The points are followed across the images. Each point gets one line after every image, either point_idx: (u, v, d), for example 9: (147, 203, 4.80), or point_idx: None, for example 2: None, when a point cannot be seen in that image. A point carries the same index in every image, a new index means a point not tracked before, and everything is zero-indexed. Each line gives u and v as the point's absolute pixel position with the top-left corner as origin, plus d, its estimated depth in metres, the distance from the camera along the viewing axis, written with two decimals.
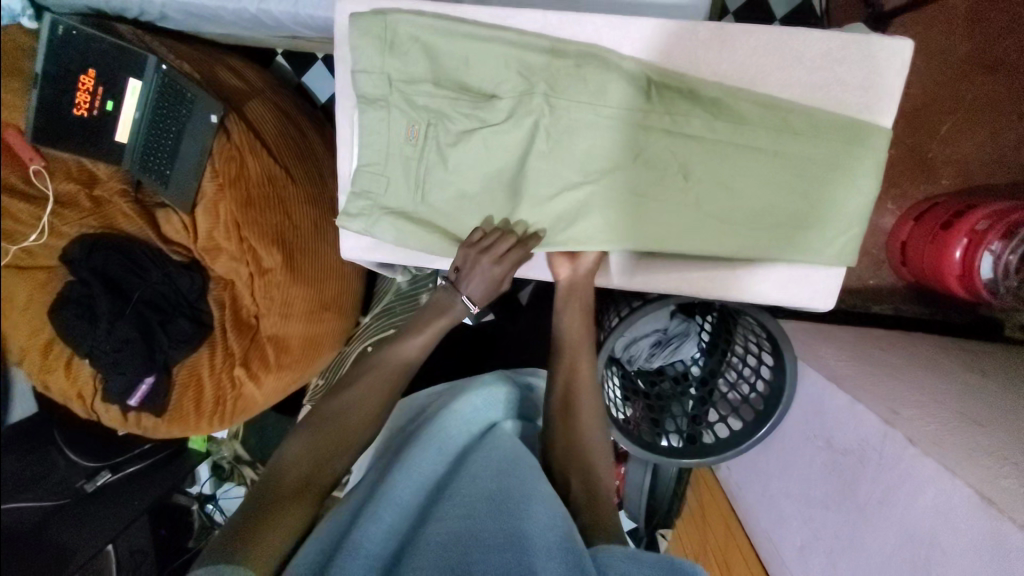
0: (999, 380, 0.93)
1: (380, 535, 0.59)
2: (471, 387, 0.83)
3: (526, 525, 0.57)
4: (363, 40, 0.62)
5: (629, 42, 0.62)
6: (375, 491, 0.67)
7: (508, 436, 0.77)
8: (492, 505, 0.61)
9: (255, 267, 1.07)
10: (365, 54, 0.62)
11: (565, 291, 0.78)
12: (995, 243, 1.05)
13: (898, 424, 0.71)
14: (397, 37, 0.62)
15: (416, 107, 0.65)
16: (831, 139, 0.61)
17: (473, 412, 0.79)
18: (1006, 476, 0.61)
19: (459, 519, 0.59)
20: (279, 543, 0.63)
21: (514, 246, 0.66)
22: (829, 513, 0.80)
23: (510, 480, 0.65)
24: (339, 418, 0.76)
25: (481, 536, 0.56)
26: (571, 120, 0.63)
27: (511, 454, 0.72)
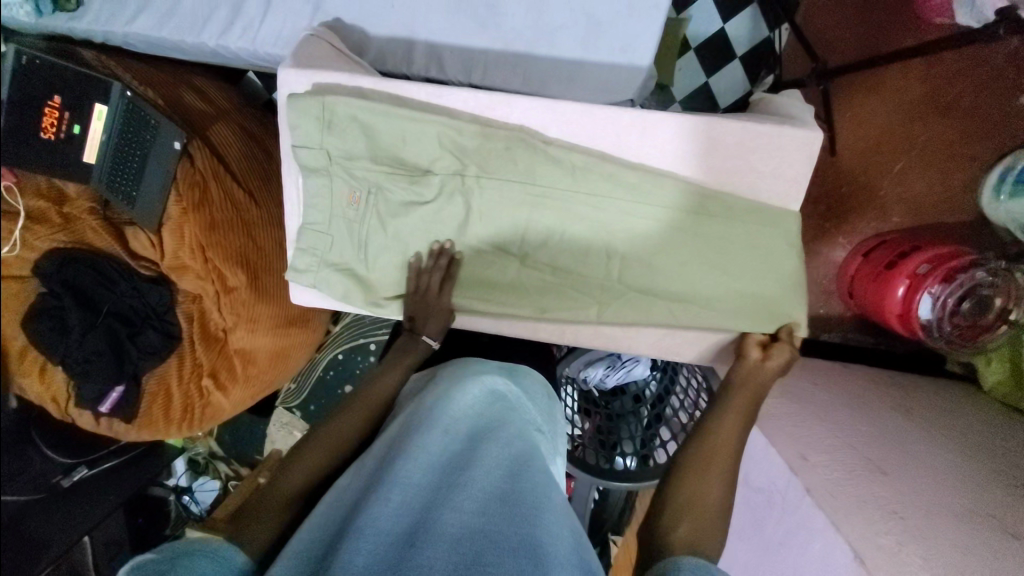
0: (919, 419, 0.99)
1: (391, 518, 0.61)
2: (474, 377, 0.80)
3: (538, 531, 0.61)
4: (301, 118, 0.65)
5: (556, 125, 0.66)
6: (379, 476, 0.67)
7: (521, 424, 0.75)
8: (507, 507, 0.63)
9: (220, 286, 1.10)
10: (304, 129, 0.65)
11: (741, 376, 0.70)
12: (935, 286, 1.10)
13: (802, 473, 0.78)
14: (335, 116, 0.64)
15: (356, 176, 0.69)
16: (742, 222, 0.66)
17: (474, 403, 0.77)
18: (886, 533, 0.68)
19: (472, 516, 0.61)
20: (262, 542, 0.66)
21: (447, 279, 0.71)
22: (741, 544, 0.87)
23: (521, 477, 0.67)
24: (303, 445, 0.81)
25: (494, 537, 0.59)
26: (500, 198, 0.67)
27: (523, 449, 0.71)
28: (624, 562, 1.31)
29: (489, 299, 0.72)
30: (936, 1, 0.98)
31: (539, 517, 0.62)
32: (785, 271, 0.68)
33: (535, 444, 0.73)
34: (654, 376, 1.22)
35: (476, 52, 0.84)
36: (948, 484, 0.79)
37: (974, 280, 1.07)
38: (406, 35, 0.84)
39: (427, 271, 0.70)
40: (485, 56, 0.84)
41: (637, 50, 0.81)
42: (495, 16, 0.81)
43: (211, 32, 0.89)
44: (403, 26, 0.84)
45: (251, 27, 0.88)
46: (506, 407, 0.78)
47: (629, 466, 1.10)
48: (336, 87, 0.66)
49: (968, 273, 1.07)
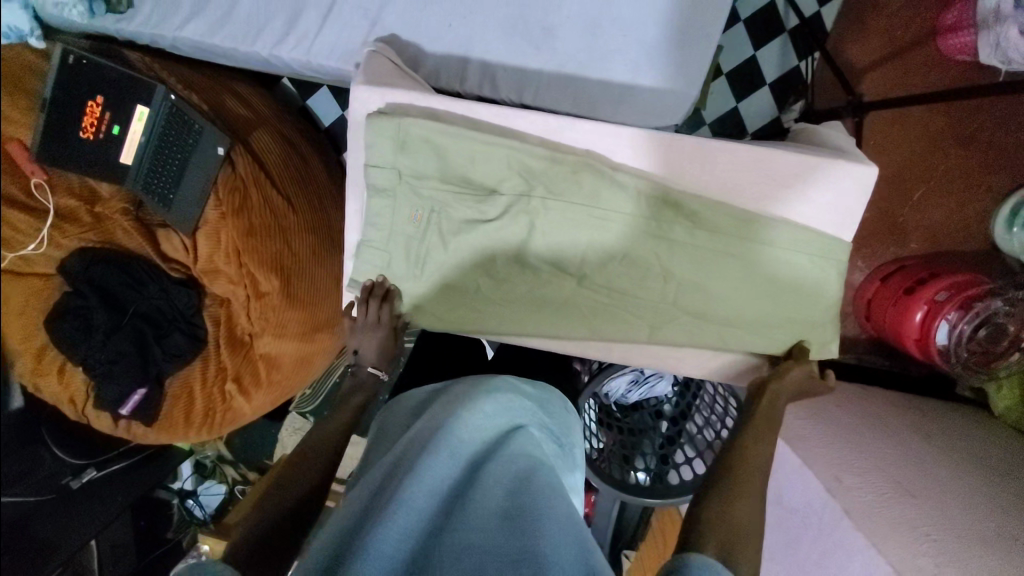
0: (940, 443, 1.02)
1: (394, 538, 0.60)
2: (485, 390, 0.79)
3: (540, 542, 0.59)
4: (378, 137, 0.67)
5: (621, 151, 0.68)
6: (384, 493, 0.66)
7: (530, 439, 0.74)
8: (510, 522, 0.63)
9: (253, 290, 1.10)
10: (378, 150, 0.67)
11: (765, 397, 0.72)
12: (953, 314, 1.12)
13: (839, 495, 0.80)
14: (409, 138, 0.66)
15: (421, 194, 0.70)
16: (797, 252, 0.68)
17: (482, 419, 0.75)
18: (924, 554, 0.70)
19: (473, 533, 0.61)
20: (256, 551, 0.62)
21: (388, 305, 0.75)
22: (773, 562, 0.89)
23: (525, 491, 0.65)
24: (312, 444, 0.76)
25: (496, 552, 0.59)
26: (563, 220, 0.68)
27: (529, 464, 0.69)
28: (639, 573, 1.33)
29: (544, 317, 0.74)
30: (959, 39, 1.05)
31: (540, 528, 0.61)
32: (836, 300, 0.70)
33: (541, 459, 0.71)
34: (674, 393, 1.23)
35: (530, 72, 0.85)
36: (978, 508, 0.81)
37: (989, 309, 1.11)
38: (460, 53, 0.86)
39: (375, 295, 0.75)
40: (537, 77, 0.86)
41: (687, 76, 0.83)
42: (551, 39, 0.84)
43: (265, 41, 0.90)
44: (458, 44, 0.85)
45: (305, 39, 0.89)
46: (517, 421, 0.77)
47: (643, 477, 1.12)
48: (411, 107, 0.68)
49: (983, 303, 1.11)
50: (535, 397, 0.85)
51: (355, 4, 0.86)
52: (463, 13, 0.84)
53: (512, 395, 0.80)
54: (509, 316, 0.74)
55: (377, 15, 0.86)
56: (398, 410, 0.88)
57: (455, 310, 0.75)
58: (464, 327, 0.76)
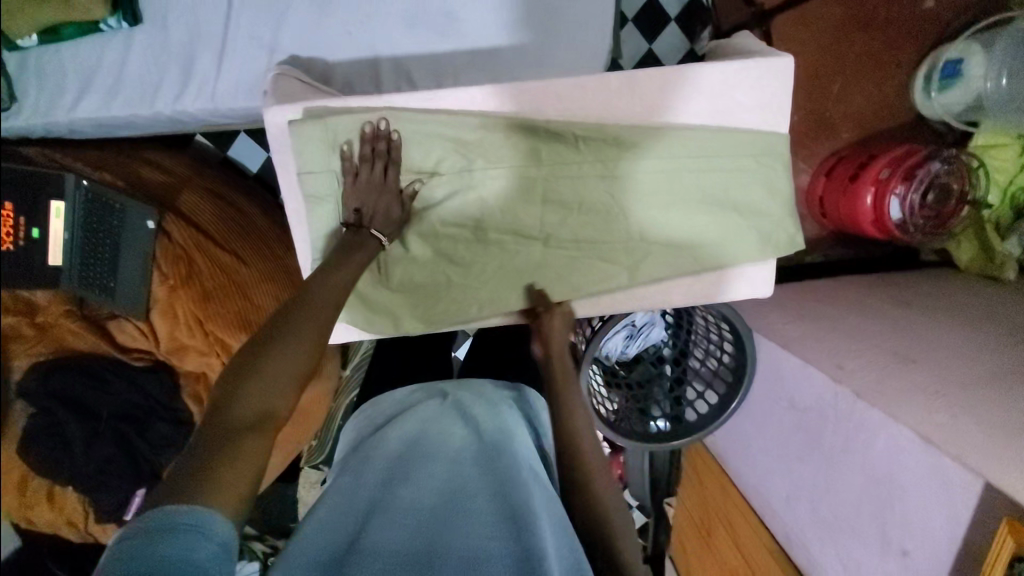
0: (924, 310, 1.06)
1: (397, 539, 0.67)
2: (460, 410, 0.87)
3: (529, 541, 0.65)
4: (306, 144, 0.68)
5: (550, 105, 0.68)
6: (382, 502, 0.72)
7: (513, 444, 0.81)
8: (501, 528, 0.69)
9: (227, 356, 1.04)
10: (310, 155, 0.69)
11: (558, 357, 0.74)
12: (900, 186, 1.17)
13: (845, 379, 0.82)
14: (339, 135, 0.68)
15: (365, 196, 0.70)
16: (739, 156, 0.70)
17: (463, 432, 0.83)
18: (938, 411, 0.72)
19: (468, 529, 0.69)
20: (241, 493, 0.60)
21: (391, 163, 0.69)
22: (803, 465, 0.91)
23: (513, 489, 0.73)
24: (308, 302, 0.69)
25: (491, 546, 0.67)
26: (508, 183, 0.70)
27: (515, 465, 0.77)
28: (684, 516, 1.34)
29: (520, 286, 0.74)
30: None
31: (528, 521, 0.68)
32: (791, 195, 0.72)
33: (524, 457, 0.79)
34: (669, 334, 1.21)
35: (442, 59, 0.85)
36: (972, 356, 0.85)
37: (930, 174, 1.16)
38: (368, 58, 0.85)
39: (373, 152, 0.68)
40: (450, 61, 0.86)
41: (593, 27, 0.85)
42: (453, 24, 0.84)
43: (164, 98, 0.86)
44: (363, 49, 0.84)
45: (205, 84, 0.85)
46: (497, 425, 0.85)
47: (664, 425, 1.15)
48: (330, 112, 0.68)
49: (924, 168, 1.16)
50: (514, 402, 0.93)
51: (249, 36, 0.84)
52: (360, 19, 0.84)
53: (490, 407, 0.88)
54: (487, 293, 0.74)
55: (273, 42, 0.84)
56: (378, 414, 0.93)
57: (431, 302, 0.76)
58: (443, 317, 0.76)
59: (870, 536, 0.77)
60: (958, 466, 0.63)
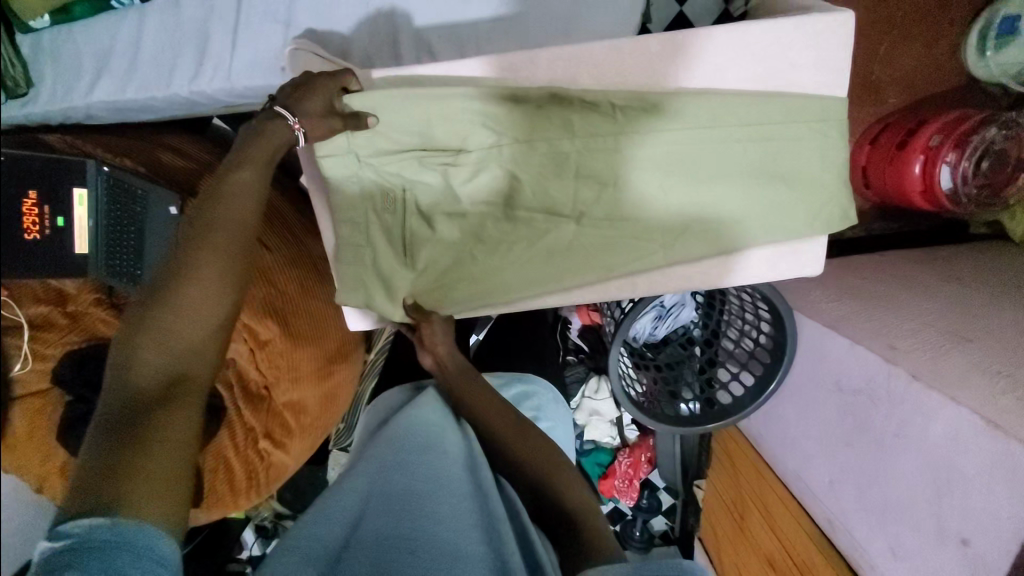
0: (979, 287, 1.00)
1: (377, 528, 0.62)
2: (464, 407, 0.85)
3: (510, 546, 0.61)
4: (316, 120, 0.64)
5: (585, 73, 0.64)
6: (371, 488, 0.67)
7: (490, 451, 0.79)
8: (483, 532, 0.63)
9: (254, 342, 1.07)
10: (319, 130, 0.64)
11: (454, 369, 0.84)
12: (951, 155, 1.11)
13: (899, 361, 0.78)
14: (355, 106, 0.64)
15: (385, 176, 0.67)
16: (793, 124, 0.64)
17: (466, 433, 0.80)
18: (1002, 393, 0.67)
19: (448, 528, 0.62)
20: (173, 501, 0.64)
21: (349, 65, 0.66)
22: (849, 449, 0.87)
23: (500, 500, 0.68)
24: (207, 228, 0.77)
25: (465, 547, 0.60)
26: (544, 161, 0.65)
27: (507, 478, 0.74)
28: (715, 500, 1.32)
29: (553, 269, 0.71)
30: None
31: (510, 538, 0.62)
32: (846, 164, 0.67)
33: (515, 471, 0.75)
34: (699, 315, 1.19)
35: (468, 30, 0.81)
36: None
37: (984, 142, 1.10)
38: (387, 28, 0.81)
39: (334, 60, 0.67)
40: (473, 29, 0.82)
41: None
42: None
43: (180, 79, 0.84)
44: (382, 18, 0.80)
45: (223, 63, 0.83)
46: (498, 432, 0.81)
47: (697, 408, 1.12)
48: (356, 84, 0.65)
49: (978, 135, 1.10)
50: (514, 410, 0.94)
51: (262, 10, 0.81)
52: None
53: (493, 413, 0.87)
54: (517, 277, 0.71)
55: (288, 15, 0.80)
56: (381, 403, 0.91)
57: (454, 284, 0.73)
58: (468, 302, 0.73)
59: (926, 524, 0.73)
60: None
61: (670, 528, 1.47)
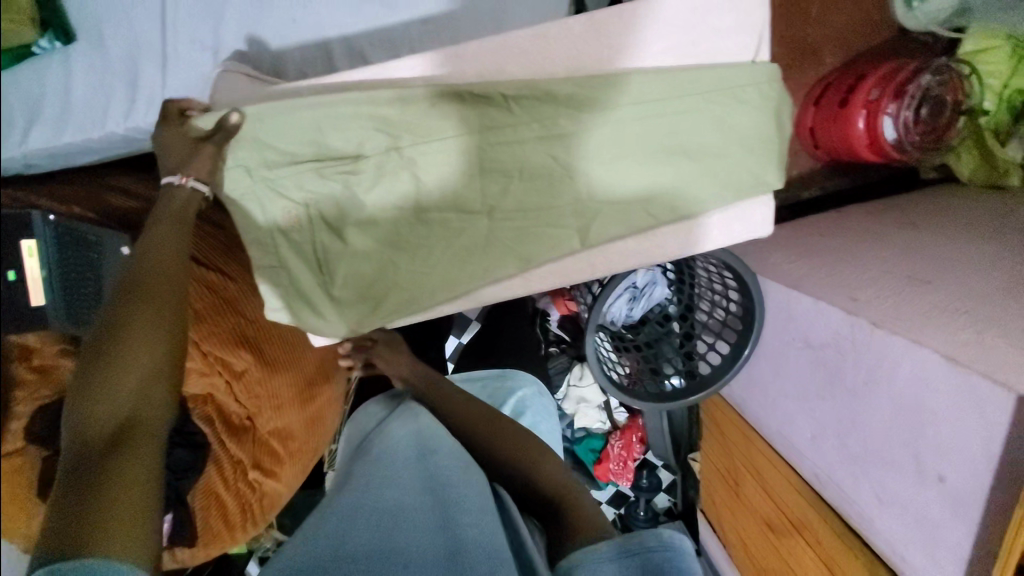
0: (932, 230, 1.03)
1: (375, 533, 0.62)
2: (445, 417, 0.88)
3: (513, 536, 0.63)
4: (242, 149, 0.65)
5: (512, 62, 0.64)
6: (367, 498, 0.68)
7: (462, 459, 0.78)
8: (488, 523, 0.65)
9: (229, 373, 1.05)
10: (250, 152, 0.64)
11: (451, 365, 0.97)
12: (891, 105, 1.13)
13: (860, 311, 0.78)
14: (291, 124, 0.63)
15: (287, 192, 0.68)
16: (691, 91, 0.66)
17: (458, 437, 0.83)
18: (963, 329, 0.69)
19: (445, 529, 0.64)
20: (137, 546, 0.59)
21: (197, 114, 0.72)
22: (826, 402, 0.88)
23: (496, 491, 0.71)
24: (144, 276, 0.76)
25: (473, 542, 0.61)
26: (440, 158, 0.66)
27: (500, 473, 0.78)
28: (712, 470, 1.34)
29: (476, 262, 0.71)
30: None
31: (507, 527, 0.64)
32: (780, 128, 0.70)
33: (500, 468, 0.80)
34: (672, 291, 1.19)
35: (402, 36, 0.82)
36: (986, 270, 0.83)
37: (921, 88, 1.12)
38: (318, 43, 0.81)
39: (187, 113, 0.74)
40: (405, 34, 0.82)
41: None
42: None
43: (116, 117, 0.83)
44: (312, 34, 0.80)
45: (157, 96, 0.82)
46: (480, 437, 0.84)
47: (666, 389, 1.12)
48: (262, 104, 0.64)
49: (914, 82, 1.12)
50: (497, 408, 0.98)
51: (190, 39, 0.80)
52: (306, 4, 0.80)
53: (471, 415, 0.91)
54: (439, 275, 0.72)
55: (216, 40, 0.80)
56: (364, 415, 0.94)
57: (378, 292, 0.72)
58: (391, 308, 0.73)
59: (904, 465, 0.74)
60: (991, 383, 0.59)
61: (673, 504, 1.40)
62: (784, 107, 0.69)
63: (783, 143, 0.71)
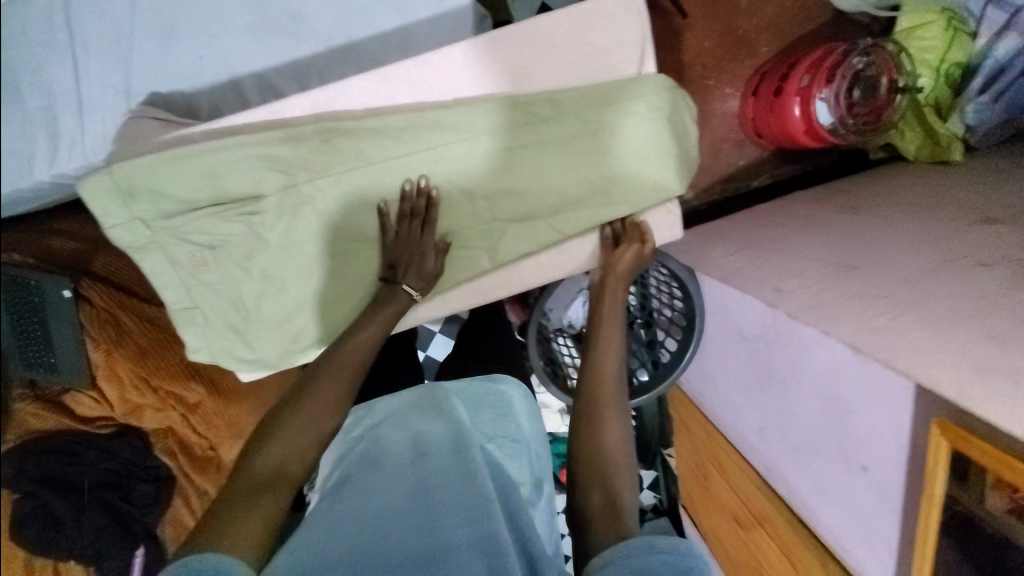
0: (871, 211, 1.02)
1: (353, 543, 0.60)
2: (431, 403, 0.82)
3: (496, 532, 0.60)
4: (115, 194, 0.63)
5: (400, 91, 0.67)
6: (351, 508, 0.65)
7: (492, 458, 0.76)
8: (471, 523, 0.61)
9: (183, 405, 1.08)
10: (142, 198, 0.64)
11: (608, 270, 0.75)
12: (823, 90, 1.13)
13: (781, 303, 0.78)
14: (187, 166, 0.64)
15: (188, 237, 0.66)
16: (576, 109, 0.67)
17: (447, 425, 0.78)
18: (873, 315, 0.67)
19: (420, 537, 0.61)
20: (259, 535, 0.54)
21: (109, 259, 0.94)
22: (763, 394, 0.88)
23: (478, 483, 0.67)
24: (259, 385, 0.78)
25: (452, 552, 0.58)
26: (341, 190, 0.68)
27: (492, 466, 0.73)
28: (682, 464, 1.33)
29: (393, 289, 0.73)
30: None
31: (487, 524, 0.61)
32: (675, 130, 0.70)
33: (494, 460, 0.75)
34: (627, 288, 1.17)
35: (309, 67, 0.83)
36: (914, 248, 0.81)
37: (851, 69, 1.12)
38: (229, 82, 0.83)
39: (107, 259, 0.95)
40: (313, 65, 0.83)
41: None
42: (304, 24, 0.82)
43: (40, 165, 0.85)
44: (220, 71, 0.82)
45: (78, 142, 0.85)
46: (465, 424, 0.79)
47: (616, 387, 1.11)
48: (160, 150, 0.66)
49: (844, 65, 1.12)
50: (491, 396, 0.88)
51: (101, 83, 0.82)
52: (211, 43, 0.81)
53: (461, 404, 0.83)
54: (355, 305, 0.74)
55: (126, 83, 0.82)
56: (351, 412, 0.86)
57: (296, 328, 0.73)
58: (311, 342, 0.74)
59: (833, 453, 0.74)
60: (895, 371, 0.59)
61: (658, 501, 1.38)
62: (678, 108, 0.70)
63: (682, 147, 0.71)
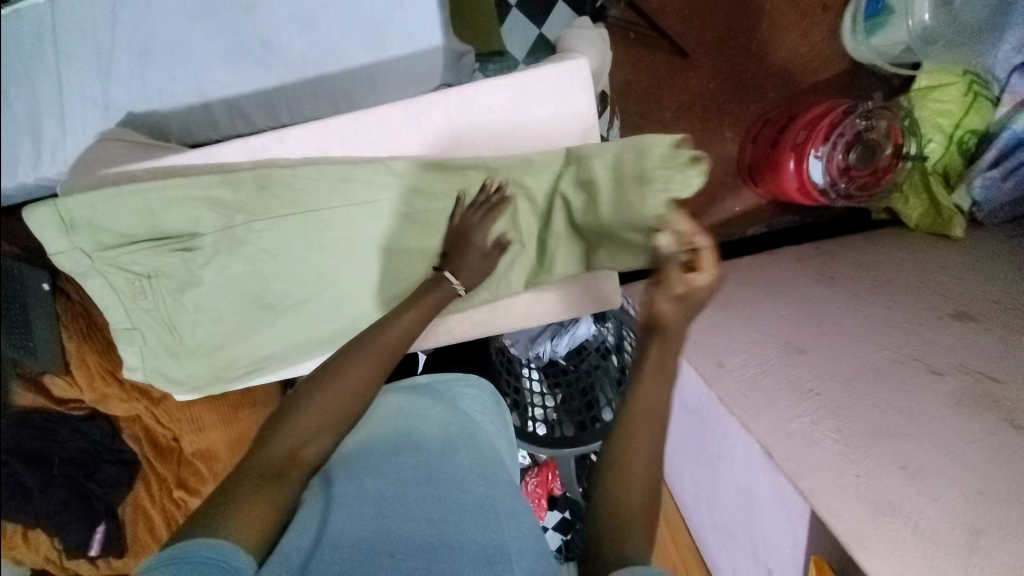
0: (847, 283, 0.98)
1: (357, 526, 0.60)
2: (418, 394, 0.81)
3: (499, 533, 0.62)
4: (47, 219, 0.66)
5: (336, 146, 0.72)
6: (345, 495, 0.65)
7: (484, 445, 0.75)
8: (476, 521, 0.63)
9: (148, 399, 1.13)
10: (82, 231, 0.67)
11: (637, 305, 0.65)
12: (819, 148, 1.08)
13: (716, 382, 0.77)
14: (137, 200, 0.67)
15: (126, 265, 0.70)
16: (500, 182, 0.71)
17: (439, 420, 0.77)
18: (798, 417, 0.66)
19: (432, 525, 0.62)
20: (265, 520, 0.55)
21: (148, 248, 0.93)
22: (697, 465, 0.86)
23: (475, 484, 0.68)
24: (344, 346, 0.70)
25: (459, 547, 0.60)
26: (277, 235, 0.70)
27: (486, 460, 0.72)
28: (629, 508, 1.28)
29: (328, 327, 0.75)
30: None
31: (495, 526, 0.63)
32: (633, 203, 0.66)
33: (491, 453, 0.74)
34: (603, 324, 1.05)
35: (276, 92, 0.83)
36: (875, 340, 0.76)
37: (852, 129, 1.07)
38: (199, 103, 0.84)
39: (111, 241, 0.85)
40: (282, 92, 0.84)
41: (423, 32, 0.79)
42: (275, 51, 0.82)
43: None
44: (192, 92, 0.83)
45: None
46: (458, 420, 0.78)
47: (569, 433, 1.00)
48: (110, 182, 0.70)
49: (845, 124, 1.07)
50: (471, 392, 0.84)
51: (83, 98, 0.85)
52: (184, 63, 0.83)
53: (442, 397, 0.81)
54: (289, 341, 0.76)
55: (105, 97, 0.84)
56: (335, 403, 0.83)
57: (227, 355, 0.75)
58: (239, 373, 0.76)
59: (743, 544, 0.74)
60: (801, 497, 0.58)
61: None
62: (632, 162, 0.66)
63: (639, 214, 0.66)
